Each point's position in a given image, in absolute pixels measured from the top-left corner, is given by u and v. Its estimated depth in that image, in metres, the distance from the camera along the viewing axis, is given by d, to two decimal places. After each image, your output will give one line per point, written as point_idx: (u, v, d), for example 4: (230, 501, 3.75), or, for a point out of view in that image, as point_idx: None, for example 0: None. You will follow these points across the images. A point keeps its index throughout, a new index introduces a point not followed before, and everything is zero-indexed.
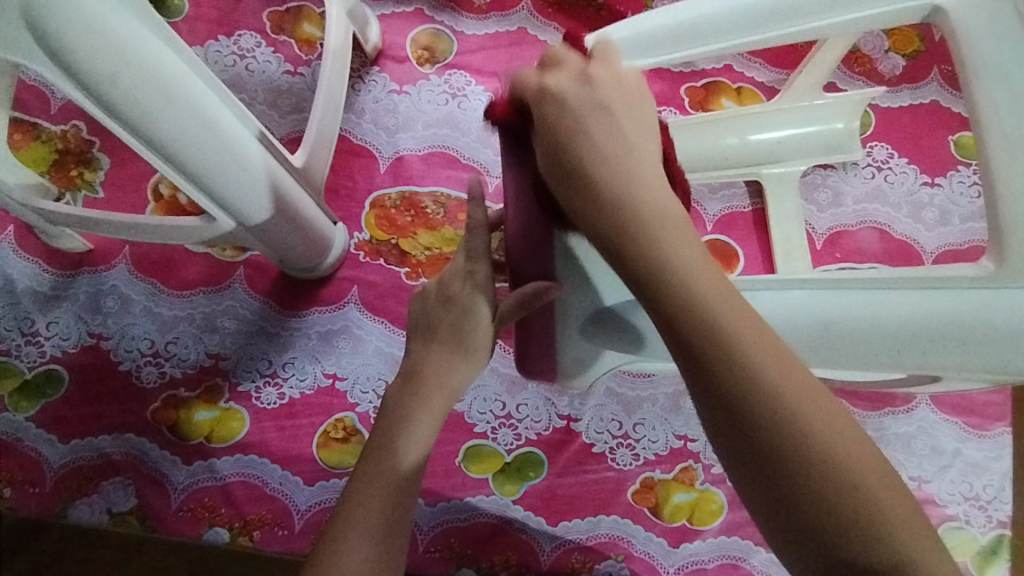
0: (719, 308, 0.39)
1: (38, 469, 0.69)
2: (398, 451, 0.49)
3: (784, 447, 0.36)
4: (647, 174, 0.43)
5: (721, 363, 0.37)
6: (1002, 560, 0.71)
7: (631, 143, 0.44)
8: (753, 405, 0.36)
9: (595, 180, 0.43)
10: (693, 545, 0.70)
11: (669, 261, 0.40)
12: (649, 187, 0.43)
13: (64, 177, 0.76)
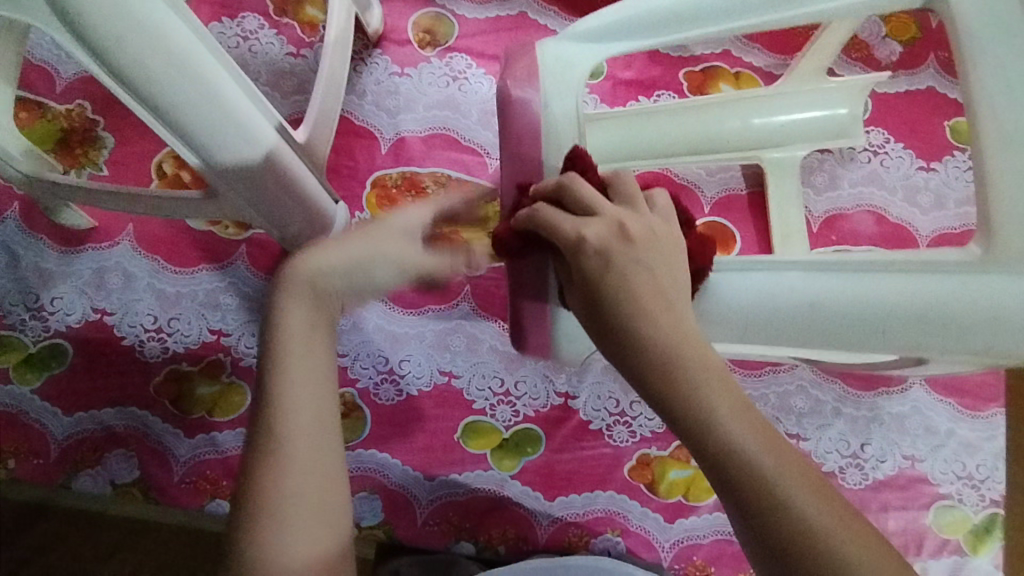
0: (703, 382, 0.39)
1: (43, 440, 0.71)
2: (303, 351, 0.45)
3: (760, 509, 0.36)
4: (647, 253, 0.43)
5: (720, 444, 0.38)
6: (994, 538, 0.72)
7: (636, 221, 0.45)
8: (730, 468, 0.37)
9: (603, 252, 0.43)
10: (688, 520, 0.71)
11: (656, 337, 0.40)
12: (646, 263, 0.43)
13: (70, 156, 0.78)
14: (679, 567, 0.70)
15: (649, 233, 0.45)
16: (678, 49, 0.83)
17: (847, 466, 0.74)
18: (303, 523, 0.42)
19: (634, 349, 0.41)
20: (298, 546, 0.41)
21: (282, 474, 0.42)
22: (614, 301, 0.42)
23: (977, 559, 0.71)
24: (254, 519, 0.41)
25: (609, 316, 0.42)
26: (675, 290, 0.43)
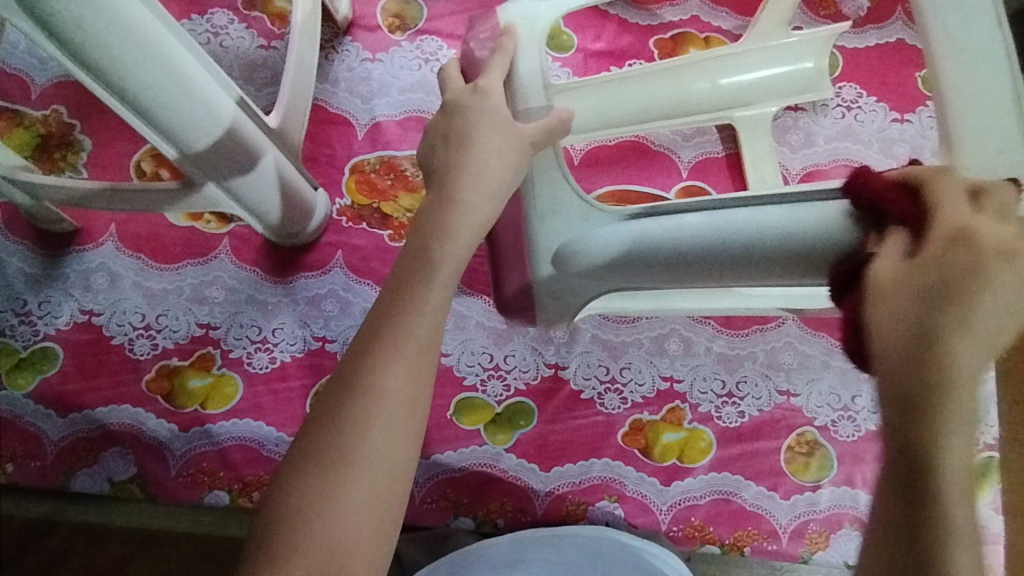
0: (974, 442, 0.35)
1: (39, 443, 0.72)
2: (433, 251, 0.46)
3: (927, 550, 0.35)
4: (976, 288, 0.35)
5: (944, 499, 0.34)
6: (991, 481, 0.72)
7: (1004, 240, 0.36)
8: (932, 510, 0.35)
9: (912, 273, 0.37)
10: (684, 482, 0.71)
11: (970, 385, 0.35)
12: (984, 310, 0.35)
13: (49, 161, 0.78)
14: (678, 529, 0.71)
15: (1017, 273, 0.36)
16: (646, 18, 0.83)
17: (840, 419, 0.74)
18: (388, 427, 0.41)
19: (926, 378, 0.35)
20: (380, 444, 0.41)
21: (387, 367, 0.42)
22: (938, 338, 0.35)
23: (975, 504, 0.71)
24: (352, 405, 0.41)
25: (905, 345, 0.36)
26: (997, 336, 0.36)
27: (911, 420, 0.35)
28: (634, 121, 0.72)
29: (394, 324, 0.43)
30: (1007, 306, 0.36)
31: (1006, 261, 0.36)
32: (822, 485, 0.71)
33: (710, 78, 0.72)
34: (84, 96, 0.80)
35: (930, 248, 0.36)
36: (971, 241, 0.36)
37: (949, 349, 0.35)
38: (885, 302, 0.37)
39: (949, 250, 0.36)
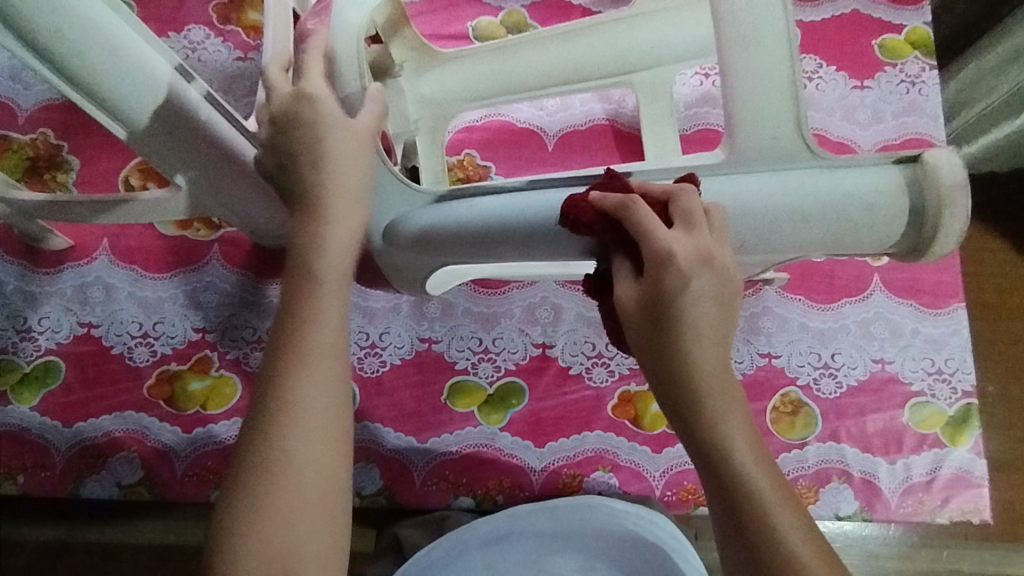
0: (741, 413, 0.43)
1: (47, 454, 0.74)
2: (314, 265, 0.48)
3: (742, 519, 0.41)
4: (688, 294, 0.42)
5: (732, 475, 0.41)
6: (972, 427, 0.74)
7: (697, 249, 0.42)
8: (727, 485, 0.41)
9: (643, 308, 0.43)
10: (676, 448, 0.74)
11: (713, 379, 0.42)
12: (694, 312, 0.42)
13: (39, 182, 0.81)
14: (672, 493, 0.73)
15: (715, 272, 0.42)
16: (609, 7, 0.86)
17: (821, 376, 0.76)
18: (313, 450, 0.43)
19: (681, 394, 0.42)
20: (306, 464, 0.43)
21: (298, 392, 0.44)
22: (672, 343, 0.42)
23: (957, 450, 0.74)
24: (275, 440, 0.43)
25: (658, 370, 0.43)
26: (713, 337, 0.42)
27: (680, 418, 0.42)
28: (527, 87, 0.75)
29: (297, 354, 0.45)
30: (705, 301, 0.42)
31: (696, 271, 0.42)
32: (807, 442, 0.74)
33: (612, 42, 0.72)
34: (69, 118, 0.83)
35: (654, 268, 0.42)
36: (675, 270, 0.41)
37: (681, 363, 0.42)
38: (638, 330, 0.43)
39: (654, 279, 0.42)
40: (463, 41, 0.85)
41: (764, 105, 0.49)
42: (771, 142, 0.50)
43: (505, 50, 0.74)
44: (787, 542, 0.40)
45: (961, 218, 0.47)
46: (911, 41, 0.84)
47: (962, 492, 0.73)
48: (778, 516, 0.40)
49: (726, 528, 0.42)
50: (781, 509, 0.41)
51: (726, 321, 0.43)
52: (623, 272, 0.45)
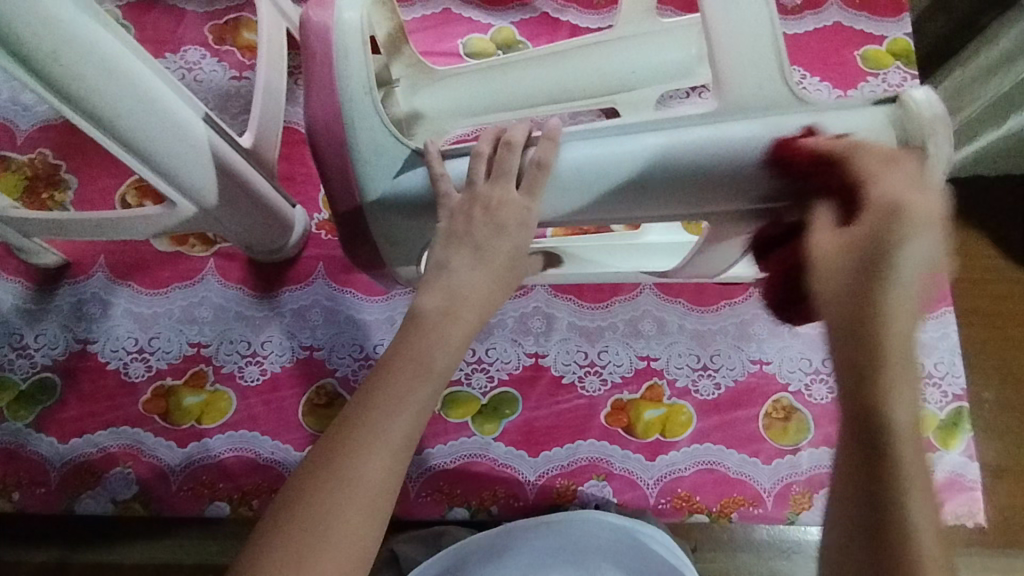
0: (914, 386, 0.39)
1: (43, 470, 0.74)
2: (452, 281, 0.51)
3: (880, 484, 0.39)
4: (903, 239, 0.41)
5: (883, 439, 0.39)
6: (964, 430, 0.75)
7: (927, 210, 0.42)
8: (869, 448, 0.39)
9: (846, 250, 0.43)
10: (669, 455, 0.74)
11: (899, 337, 0.39)
12: (907, 268, 0.41)
13: (37, 201, 0.82)
14: (665, 501, 0.73)
15: (940, 237, 0.42)
16: (596, 23, 0.88)
17: (813, 382, 0.77)
18: (394, 445, 0.45)
19: (863, 337, 0.40)
20: (380, 455, 0.44)
21: (395, 386, 0.46)
22: (890, 276, 0.41)
23: (949, 453, 0.74)
24: (354, 425, 0.45)
25: (847, 310, 0.41)
26: (921, 292, 0.41)
27: (851, 366, 0.40)
28: (517, 103, 0.76)
29: (404, 354, 0.48)
30: (926, 262, 0.41)
31: (909, 218, 0.42)
32: (800, 448, 0.74)
33: (599, 61, 0.75)
34: (67, 138, 0.84)
35: (881, 215, 0.42)
36: (898, 212, 0.42)
37: (887, 299, 0.40)
38: (829, 270, 0.43)
39: (880, 224, 0.42)
40: (453, 57, 0.87)
41: (749, 61, 0.50)
42: (757, 92, 0.51)
43: (494, 70, 0.77)
44: (908, 519, 0.38)
45: (946, 149, 0.50)
46: (893, 52, 0.86)
47: (955, 496, 0.73)
48: (908, 495, 0.38)
49: (853, 491, 0.40)
50: (917, 490, 0.38)
51: (931, 290, 0.42)
52: (828, 222, 0.46)
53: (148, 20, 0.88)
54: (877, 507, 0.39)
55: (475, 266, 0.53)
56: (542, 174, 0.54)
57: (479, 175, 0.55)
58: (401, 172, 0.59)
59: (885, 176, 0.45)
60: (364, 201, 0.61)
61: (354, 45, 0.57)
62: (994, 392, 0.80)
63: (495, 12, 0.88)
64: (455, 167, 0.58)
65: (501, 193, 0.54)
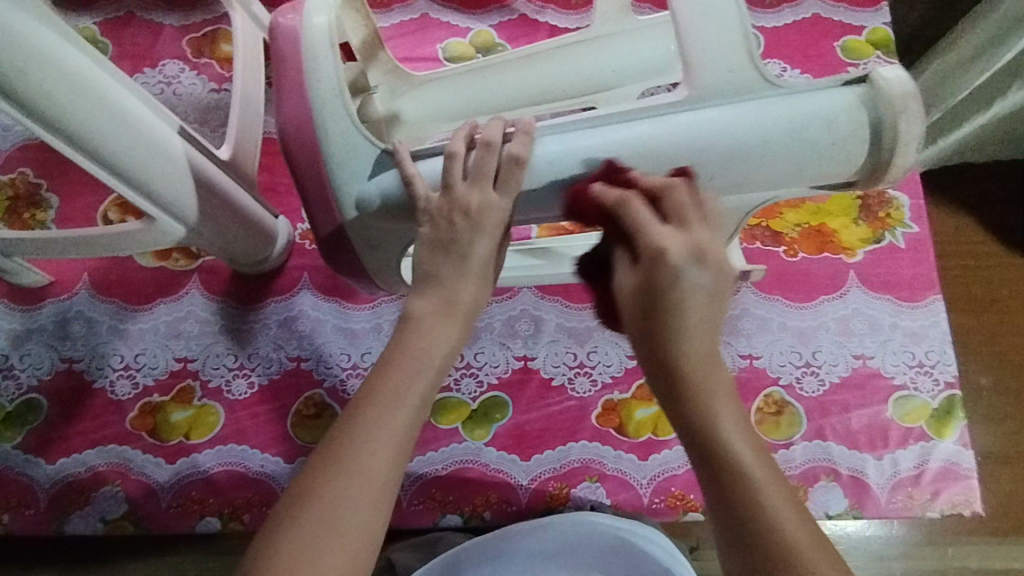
0: (731, 401, 0.44)
1: (31, 492, 0.73)
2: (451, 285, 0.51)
3: (721, 487, 0.41)
4: (682, 275, 0.46)
5: (712, 446, 0.42)
6: (956, 418, 0.74)
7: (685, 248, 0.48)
8: (699, 457, 0.42)
9: (636, 294, 0.48)
10: (661, 454, 0.73)
11: (690, 359, 0.45)
12: (684, 296, 0.46)
13: (18, 221, 0.81)
14: (660, 500, 0.72)
15: (716, 266, 0.48)
16: (575, 23, 0.87)
17: (804, 375, 0.77)
18: (401, 434, 0.44)
19: (670, 369, 0.45)
20: (386, 444, 0.44)
21: (399, 378, 0.46)
22: (665, 304, 0.46)
23: (943, 442, 0.73)
24: (359, 419, 0.44)
25: (653, 352, 0.46)
26: (708, 312, 0.46)
27: (671, 394, 0.45)
28: (498, 104, 0.75)
29: (407, 349, 0.48)
30: (705, 290, 0.47)
31: (665, 257, 0.47)
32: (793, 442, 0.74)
33: (578, 60, 0.74)
34: (48, 156, 0.84)
35: (649, 262, 0.48)
36: (659, 252, 0.47)
37: (665, 323, 0.46)
38: (635, 319, 0.48)
39: (648, 275, 0.47)
40: (433, 62, 0.87)
41: (717, 47, 0.51)
42: (727, 77, 0.52)
43: (474, 74, 0.76)
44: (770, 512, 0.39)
45: (917, 126, 0.50)
46: (873, 42, 0.86)
47: (951, 485, 0.72)
48: (765, 494, 0.40)
49: (710, 506, 0.41)
50: (768, 491, 0.40)
51: (716, 314, 0.47)
52: (623, 263, 0.50)
53: (125, 35, 0.88)
54: (726, 507, 0.40)
55: (461, 274, 0.52)
56: (518, 171, 0.54)
57: (457, 175, 0.55)
58: (379, 182, 0.59)
59: (664, 227, 0.49)
60: (345, 220, 0.62)
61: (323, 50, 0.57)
62: (991, 378, 0.80)
63: (473, 16, 0.88)
64: (429, 165, 0.58)
65: (481, 197, 0.54)
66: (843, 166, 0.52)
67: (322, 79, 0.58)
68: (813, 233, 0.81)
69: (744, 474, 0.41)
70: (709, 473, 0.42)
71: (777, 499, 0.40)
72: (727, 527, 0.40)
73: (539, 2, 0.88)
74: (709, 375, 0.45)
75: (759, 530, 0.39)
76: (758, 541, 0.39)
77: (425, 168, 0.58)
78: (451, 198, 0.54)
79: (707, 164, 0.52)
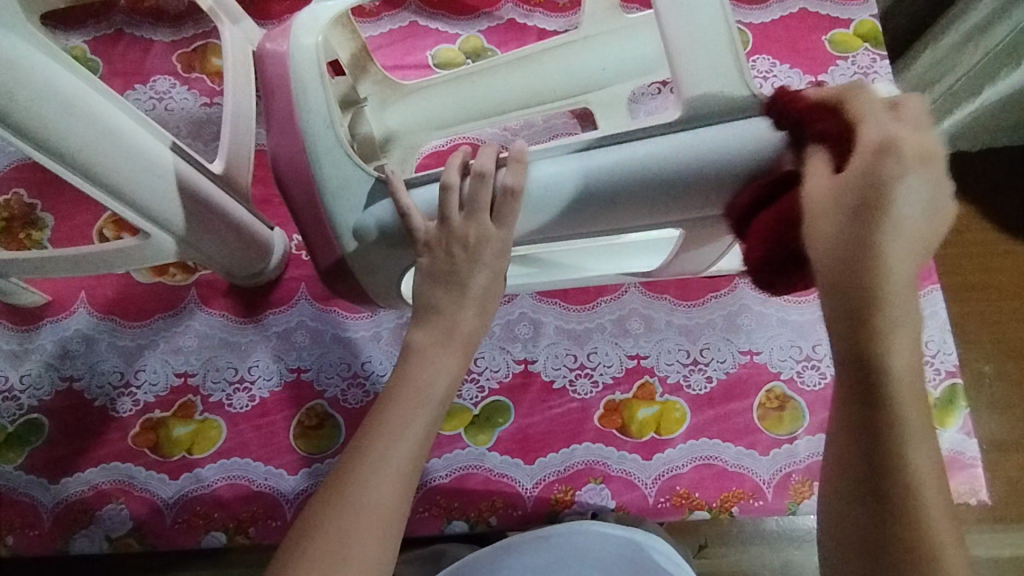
0: (912, 334, 0.40)
1: (35, 512, 0.73)
2: (453, 323, 0.53)
3: (876, 439, 0.39)
4: (903, 179, 0.40)
5: (881, 388, 0.39)
6: (959, 407, 0.74)
7: (921, 148, 0.41)
8: (874, 398, 0.39)
9: (839, 188, 0.41)
10: (665, 453, 0.73)
11: (896, 290, 0.39)
12: (906, 214, 0.40)
13: (14, 241, 0.81)
14: (665, 500, 0.72)
15: (936, 177, 0.41)
16: (564, 26, 0.88)
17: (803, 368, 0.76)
18: (403, 469, 0.46)
19: (864, 293, 0.39)
20: (387, 481, 0.45)
21: (403, 411, 0.48)
22: (869, 223, 0.40)
23: (947, 432, 0.73)
24: (365, 451, 0.46)
25: (844, 271, 0.40)
26: (945, 232, 0.41)
27: (852, 319, 0.40)
28: (489, 109, 0.76)
29: (407, 384, 0.50)
30: (920, 207, 0.40)
31: (927, 157, 0.41)
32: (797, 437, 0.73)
33: (566, 62, 0.75)
34: (42, 176, 0.84)
35: (867, 163, 0.41)
36: (887, 173, 0.40)
37: (881, 245, 0.39)
38: (824, 220, 0.41)
39: (870, 163, 0.40)
40: (423, 70, 0.87)
41: (708, 67, 0.50)
42: (720, 98, 0.51)
43: (462, 79, 0.76)
44: (919, 479, 0.38)
45: None
46: (861, 34, 0.86)
47: (957, 474, 0.72)
48: (917, 456, 0.39)
49: (850, 456, 0.40)
50: (920, 448, 0.39)
51: (934, 233, 0.42)
52: (819, 167, 0.44)
53: (115, 52, 0.88)
54: (870, 467, 0.39)
55: (461, 305, 0.53)
56: (514, 204, 0.54)
57: (453, 208, 0.54)
58: (373, 189, 0.59)
59: (893, 118, 0.43)
60: (345, 253, 0.61)
61: (313, 65, 0.58)
62: (994, 365, 0.80)
63: (460, 22, 0.88)
64: (424, 194, 0.58)
65: (478, 228, 0.54)
66: None
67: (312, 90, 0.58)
68: None
69: (908, 426, 0.39)
70: (869, 425, 0.39)
71: (926, 455, 0.39)
72: (858, 485, 0.40)
73: (526, 6, 0.88)
74: (904, 313, 0.39)
75: (909, 488, 0.38)
76: (902, 497, 0.38)
77: (419, 198, 0.58)
78: (449, 230, 0.54)
79: (702, 188, 0.51)
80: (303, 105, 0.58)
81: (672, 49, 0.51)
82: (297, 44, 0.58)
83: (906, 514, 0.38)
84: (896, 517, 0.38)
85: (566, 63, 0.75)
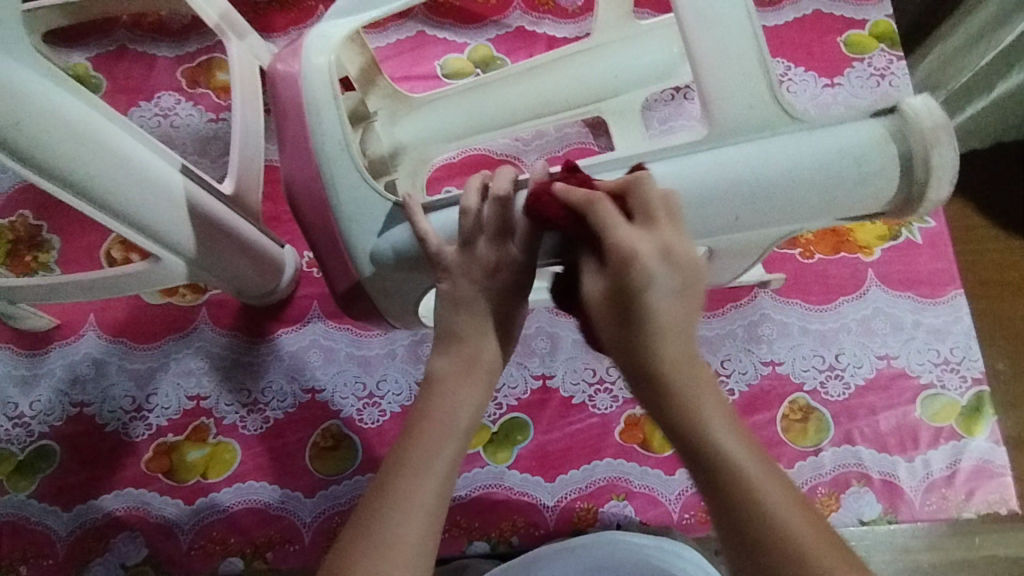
0: (710, 394, 0.45)
1: (47, 541, 0.72)
2: (480, 348, 0.51)
3: (711, 474, 0.42)
4: (639, 270, 0.46)
5: (695, 436, 0.44)
6: (986, 414, 0.73)
7: (650, 249, 0.47)
8: (686, 439, 0.44)
9: (610, 290, 0.48)
10: (689, 468, 0.72)
11: (671, 362, 0.46)
12: (656, 302, 0.47)
13: (21, 264, 0.80)
14: (689, 516, 0.71)
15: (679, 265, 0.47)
16: (574, 32, 0.86)
17: (827, 379, 0.75)
18: (431, 503, 0.44)
19: (642, 365, 0.46)
20: (416, 513, 0.44)
21: (428, 442, 0.47)
22: (634, 307, 0.47)
23: (975, 440, 0.72)
24: (390, 487, 0.44)
25: (628, 356, 0.47)
26: (678, 318, 0.47)
27: (649, 392, 0.46)
28: (504, 122, 0.74)
29: (434, 412, 0.48)
30: (670, 289, 0.47)
31: (668, 251, 0.47)
32: (822, 449, 0.73)
33: (578, 72, 0.73)
34: (47, 197, 0.82)
35: (616, 261, 0.47)
36: (648, 272, 0.47)
37: (642, 317, 0.46)
38: (604, 318, 0.48)
39: (619, 272, 0.47)
40: (432, 80, 0.85)
41: (737, 82, 0.50)
42: (747, 112, 0.50)
43: (478, 91, 0.75)
44: (771, 513, 0.40)
45: (950, 155, 0.48)
46: (875, 35, 0.85)
47: (986, 483, 0.71)
48: (765, 488, 0.41)
49: (703, 492, 0.43)
50: (766, 481, 0.41)
51: (686, 308, 0.48)
52: (588, 264, 0.50)
53: (119, 69, 0.87)
54: (724, 499, 0.42)
55: (485, 329, 0.52)
56: (540, 223, 0.52)
57: (474, 228, 0.53)
58: (390, 209, 0.58)
59: (630, 225, 0.48)
60: (362, 277, 0.59)
61: (327, 85, 0.56)
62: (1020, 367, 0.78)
63: (469, 30, 0.87)
64: (443, 214, 0.57)
65: (501, 252, 0.53)
66: (873, 202, 0.50)
67: (327, 112, 0.57)
68: (829, 233, 0.80)
69: (742, 458, 0.42)
70: (702, 468, 0.43)
71: (779, 483, 0.42)
72: (720, 514, 0.42)
73: (535, 13, 0.87)
74: (677, 364, 0.46)
75: (753, 504, 0.41)
76: (749, 519, 0.40)
77: (439, 218, 0.56)
78: (471, 254, 0.53)
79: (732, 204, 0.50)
80: (316, 125, 0.57)
81: (696, 57, 0.50)
82: (310, 63, 0.57)
83: (752, 527, 0.40)
84: (747, 534, 0.40)
85: (582, 74, 0.73)
